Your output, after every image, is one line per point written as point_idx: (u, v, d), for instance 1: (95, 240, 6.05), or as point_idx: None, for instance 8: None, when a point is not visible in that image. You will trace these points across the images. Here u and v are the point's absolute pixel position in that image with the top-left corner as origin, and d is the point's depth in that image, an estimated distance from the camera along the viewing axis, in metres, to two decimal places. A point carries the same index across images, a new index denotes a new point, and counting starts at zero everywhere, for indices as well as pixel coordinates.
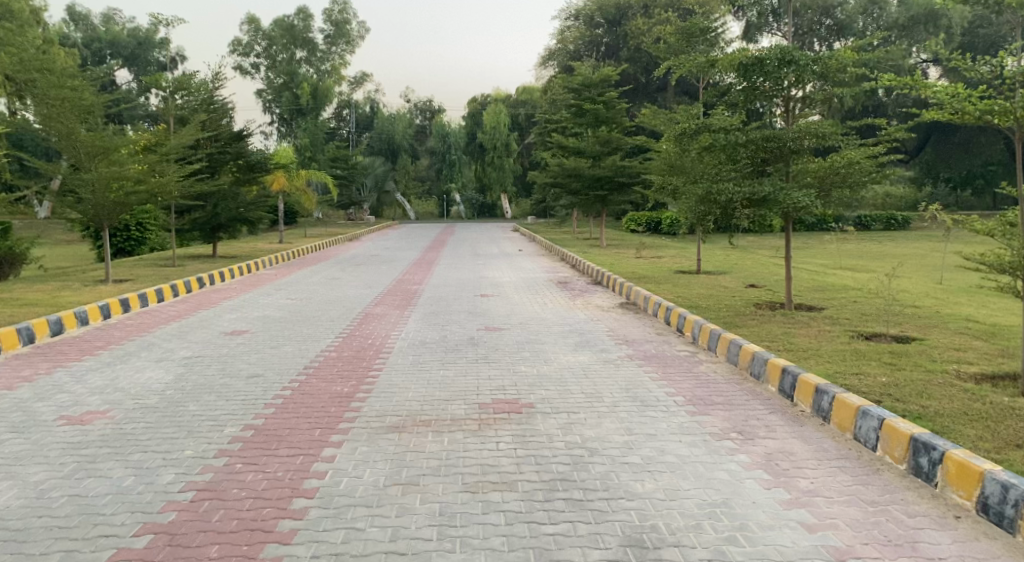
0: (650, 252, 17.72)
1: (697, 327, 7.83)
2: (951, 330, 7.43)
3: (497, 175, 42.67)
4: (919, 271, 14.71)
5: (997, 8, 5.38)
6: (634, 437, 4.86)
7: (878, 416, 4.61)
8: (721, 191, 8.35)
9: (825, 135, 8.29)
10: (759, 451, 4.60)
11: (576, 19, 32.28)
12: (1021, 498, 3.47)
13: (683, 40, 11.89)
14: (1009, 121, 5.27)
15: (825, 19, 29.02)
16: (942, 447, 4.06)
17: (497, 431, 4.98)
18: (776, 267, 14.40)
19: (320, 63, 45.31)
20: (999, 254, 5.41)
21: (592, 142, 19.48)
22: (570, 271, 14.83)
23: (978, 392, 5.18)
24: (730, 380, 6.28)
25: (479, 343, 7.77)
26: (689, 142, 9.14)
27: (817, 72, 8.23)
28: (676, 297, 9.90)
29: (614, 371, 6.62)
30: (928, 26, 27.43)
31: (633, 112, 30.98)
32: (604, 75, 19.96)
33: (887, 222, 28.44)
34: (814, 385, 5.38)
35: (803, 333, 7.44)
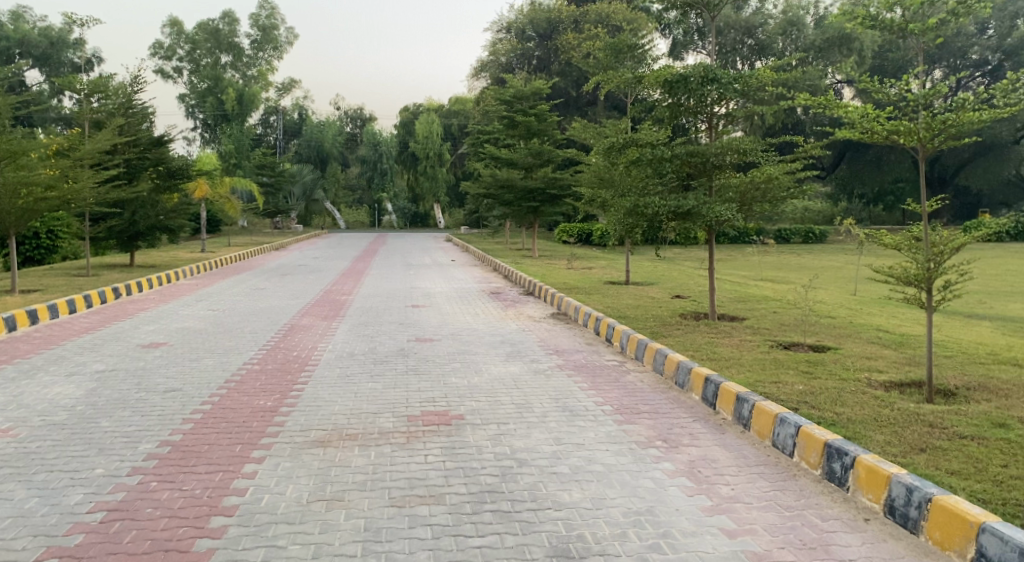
0: (581, 264, 17.94)
1: (625, 337, 7.96)
2: (864, 340, 7.77)
3: (430, 184, 42.48)
4: (835, 283, 15.33)
5: (903, 34, 5.65)
6: (562, 447, 4.90)
7: (794, 423, 4.77)
8: (648, 204, 8.53)
9: (747, 151, 8.51)
10: (683, 459, 4.69)
11: (508, 31, 32.48)
12: (924, 500, 3.64)
13: (612, 56, 12.11)
14: (914, 141, 5.54)
15: (748, 38, 29.98)
16: (853, 452, 4.22)
17: (425, 443, 4.94)
18: (702, 278, 14.79)
19: (246, 69, 44.38)
20: (906, 267, 5.67)
21: (524, 154, 19.60)
22: (502, 281, 14.87)
23: (888, 399, 5.42)
24: (656, 389, 6.40)
25: (408, 355, 7.69)
26: (617, 155, 9.30)
27: (739, 90, 8.44)
28: (605, 308, 10.07)
29: (544, 382, 6.65)
30: (843, 49, 28.75)
31: (564, 125, 31.35)
32: (536, 88, 20.08)
33: (805, 235, 29.54)
34: (735, 393, 5.52)
35: (726, 343, 7.65)
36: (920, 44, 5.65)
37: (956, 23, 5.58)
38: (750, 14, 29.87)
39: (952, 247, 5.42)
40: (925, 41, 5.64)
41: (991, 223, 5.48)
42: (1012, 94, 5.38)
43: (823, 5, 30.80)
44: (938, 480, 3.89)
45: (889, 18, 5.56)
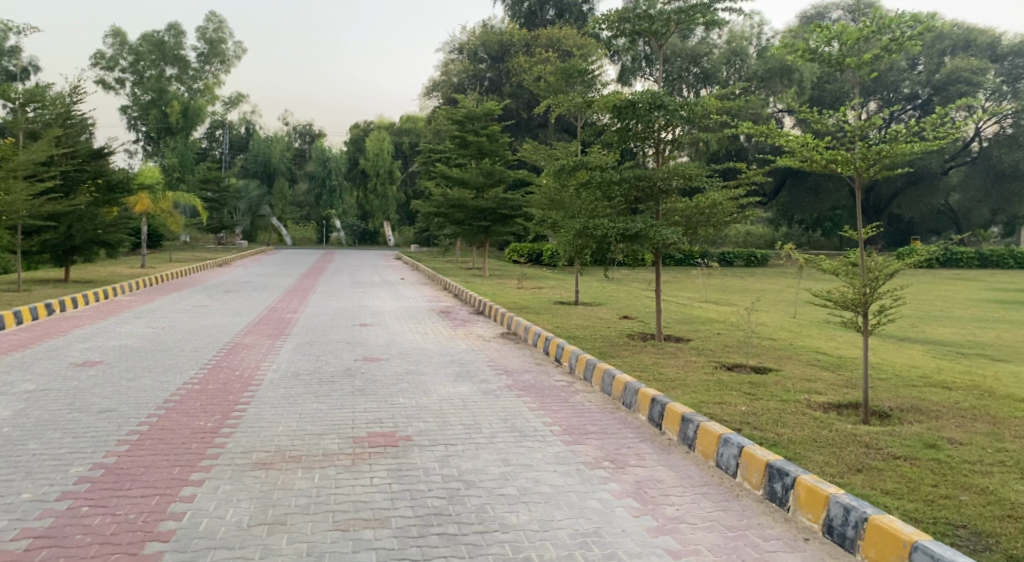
0: (531, 284, 18.04)
1: (574, 357, 8.01)
2: (803, 362, 7.97)
3: (380, 202, 42.26)
4: (776, 306, 15.74)
5: (840, 68, 5.87)
6: (510, 468, 4.89)
7: (737, 444, 4.86)
8: (597, 226, 8.66)
9: (692, 176, 8.69)
10: (630, 480, 4.73)
11: (460, 52, 32.69)
12: (861, 519, 3.74)
13: (562, 80, 12.28)
14: (851, 171, 5.76)
15: (693, 66, 30.78)
16: (794, 473, 4.31)
17: (370, 466, 4.87)
18: (648, 300, 15.01)
19: (192, 82, 43.60)
20: (843, 292, 5.87)
21: (475, 173, 19.65)
22: (452, 300, 14.83)
23: (826, 420, 5.56)
24: (603, 410, 6.46)
25: (355, 375, 7.58)
26: (567, 177, 9.42)
27: (685, 117, 8.64)
28: (555, 327, 10.13)
29: (492, 402, 6.63)
30: (783, 79, 29.77)
31: (515, 146, 31.63)
32: (488, 108, 20.22)
33: (747, 259, 30.24)
34: (681, 414, 5.60)
35: (671, 363, 7.76)
36: (856, 77, 5.87)
37: (889, 58, 5.82)
38: (696, 43, 30.72)
39: (886, 273, 5.63)
40: (860, 75, 5.87)
41: (922, 249, 5.71)
42: (941, 127, 5.62)
43: (764, 37, 31.81)
44: (874, 499, 4.00)
45: (827, 52, 5.78)
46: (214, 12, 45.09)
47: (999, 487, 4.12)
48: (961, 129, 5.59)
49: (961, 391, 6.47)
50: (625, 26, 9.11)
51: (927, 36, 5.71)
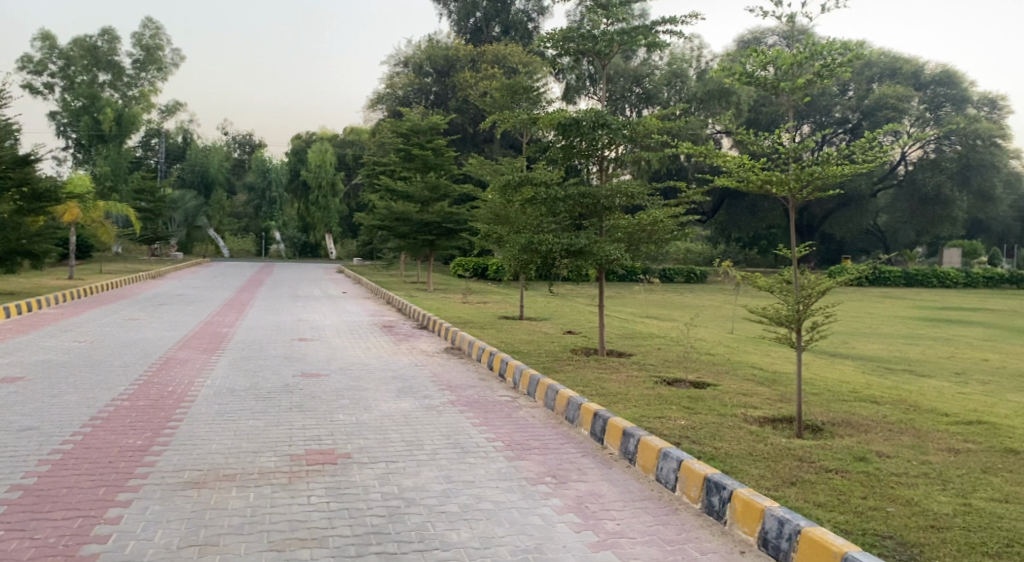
0: (476, 298, 18.02)
1: (518, 372, 8.00)
2: (740, 377, 8.13)
3: (322, 215, 41.65)
4: (715, 322, 16.06)
5: (775, 91, 6.05)
6: (451, 485, 4.85)
7: (676, 457, 4.93)
8: (542, 242, 8.72)
9: (634, 194, 8.82)
10: (571, 495, 4.74)
11: (406, 66, 32.60)
12: (794, 532, 3.83)
13: (508, 96, 12.32)
14: (786, 192, 5.94)
15: (636, 87, 30.95)
16: (730, 486, 4.39)
17: (308, 484, 4.77)
18: (592, 315, 15.13)
19: (127, 88, 42.38)
20: (778, 308, 6.03)
21: (420, 187, 19.54)
22: (395, 315, 14.68)
23: (762, 434, 5.69)
24: (546, 424, 6.48)
25: (293, 391, 7.41)
26: (512, 193, 9.48)
27: (627, 135, 8.78)
28: (498, 342, 10.13)
29: (434, 418, 6.58)
30: (722, 101, 30.53)
31: (460, 161, 31.62)
32: (433, 122, 20.19)
33: (687, 275, 30.82)
34: (622, 428, 5.65)
35: (613, 378, 7.83)
36: (790, 101, 6.06)
37: (821, 84, 6.03)
38: (638, 64, 31.27)
39: (818, 291, 5.80)
40: (794, 99, 6.06)
41: (853, 268, 5.90)
42: (869, 151, 5.83)
43: (704, 60, 32.59)
44: (806, 512, 4.11)
45: (763, 76, 5.97)
46: (150, 18, 43.99)
47: (923, 498, 4.28)
48: (888, 153, 5.81)
49: (888, 406, 6.70)
50: (569, 45, 9.24)
51: (856, 64, 5.93)
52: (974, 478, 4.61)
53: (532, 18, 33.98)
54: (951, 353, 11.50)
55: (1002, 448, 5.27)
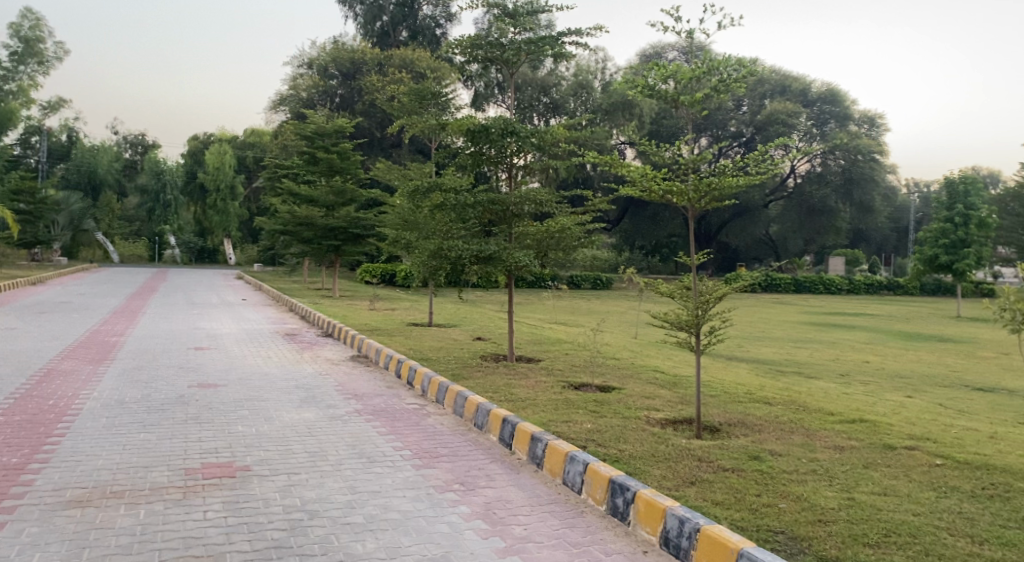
0: (383, 304, 17.85)
1: (426, 380, 7.94)
2: (644, 380, 8.34)
3: (220, 219, 40.29)
4: (620, 326, 16.46)
5: (675, 104, 6.25)
6: (356, 496, 4.77)
7: (582, 460, 5.00)
8: (452, 247, 8.69)
9: (543, 202, 8.93)
10: (479, 502, 4.74)
11: (310, 68, 31.97)
12: (694, 530, 3.95)
13: (416, 101, 12.21)
14: (685, 202, 6.15)
15: (543, 96, 31.73)
16: (634, 487, 4.49)
17: (204, 499, 4.58)
18: (500, 321, 15.24)
19: (2, 82, 39.82)
20: (678, 314, 6.22)
21: (325, 191, 19.18)
22: (299, 322, 14.30)
23: (663, 435, 5.86)
24: (454, 431, 6.45)
25: (189, 403, 7.10)
26: (421, 198, 9.41)
27: (535, 143, 8.89)
28: (406, 350, 10.03)
29: (339, 428, 6.43)
30: (625, 113, 31.46)
31: (367, 165, 31.19)
32: (339, 125, 19.82)
33: (593, 281, 31.50)
34: (530, 433, 5.70)
35: (523, 384, 7.88)
36: (689, 115, 6.28)
37: (718, 98, 6.28)
38: (545, 74, 31.70)
39: (715, 297, 6.03)
40: (693, 112, 6.28)
41: (747, 275, 6.18)
42: (762, 164, 6.10)
43: (607, 72, 33.48)
44: (705, 510, 4.24)
45: (664, 89, 6.16)
46: (29, 8, 41.24)
47: (811, 494, 4.49)
48: (779, 166, 6.10)
49: (779, 406, 7.03)
50: (477, 53, 9.27)
51: (750, 80, 6.20)
52: (857, 473, 4.89)
53: (439, 24, 33.96)
54: (836, 356, 12.20)
55: (881, 443, 5.62)
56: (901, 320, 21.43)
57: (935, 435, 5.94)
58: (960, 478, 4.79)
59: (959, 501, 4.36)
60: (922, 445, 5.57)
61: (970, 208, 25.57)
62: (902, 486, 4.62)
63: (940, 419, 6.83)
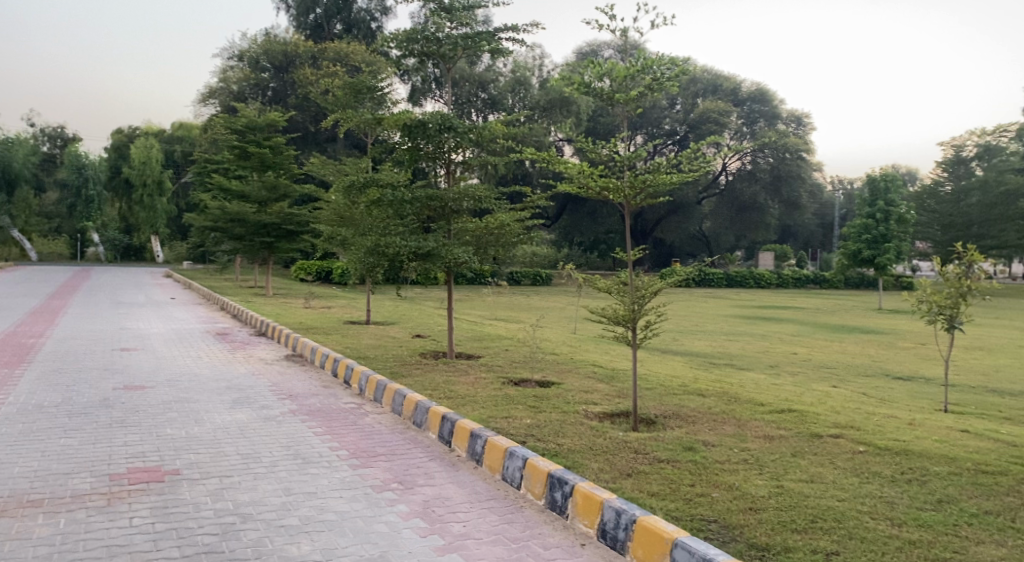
0: (319, 302, 17.56)
1: (363, 379, 7.84)
2: (582, 374, 8.42)
3: (147, 215, 38.90)
4: (558, 322, 16.58)
5: (610, 102, 6.31)
6: (292, 497, 4.68)
7: (522, 455, 5.02)
8: (389, 244, 8.59)
9: (482, 198, 8.91)
10: (417, 500, 4.70)
11: (240, 60, 31.21)
12: (630, 521, 4.01)
13: (351, 95, 12.01)
14: (621, 198, 6.22)
15: (480, 92, 31.66)
16: (572, 480, 4.53)
17: (130, 505, 4.42)
18: (439, 318, 15.16)
19: None
20: (616, 309, 6.29)
21: (257, 187, 18.70)
22: (231, 321, 13.95)
23: (601, 429, 5.92)
24: (393, 430, 6.39)
25: (114, 406, 6.83)
26: (357, 194, 9.25)
27: (472, 139, 8.86)
28: (343, 348, 9.89)
29: (273, 429, 6.29)
30: (563, 110, 31.68)
31: (301, 160, 30.56)
32: (271, 119, 19.36)
33: (533, 278, 31.63)
34: (470, 429, 5.68)
35: (462, 380, 7.86)
36: (625, 112, 6.34)
37: (651, 96, 6.35)
38: (483, 70, 31.60)
39: (651, 292, 6.12)
40: (628, 110, 6.34)
41: (681, 270, 6.29)
42: (694, 161, 6.20)
43: (545, 69, 33.70)
44: (641, 502, 4.30)
45: (599, 87, 6.21)
46: None
47: (742, 483, 4.61)
48: (710, 164, 6.21)
49: (713, 398, 7.20)
50: (413, 46, 9.18)
51: (683, 78, 6.30)
52: (786, 461, 5.04)
53: (374, 17, 33.54)
54: (765, 348, 12.56)
55: (808, 432, 5.80)
56: (827, 313, 22.14)
57: (858, 423, 6.16)
58: (881, 463, 4.98)
59: (880, 486, 4.54)
60: (846, 433, 5.77)
61: (890, 204, 26.56)
62: (828, 473, 4.78)
63: (863, 408, 7.10)
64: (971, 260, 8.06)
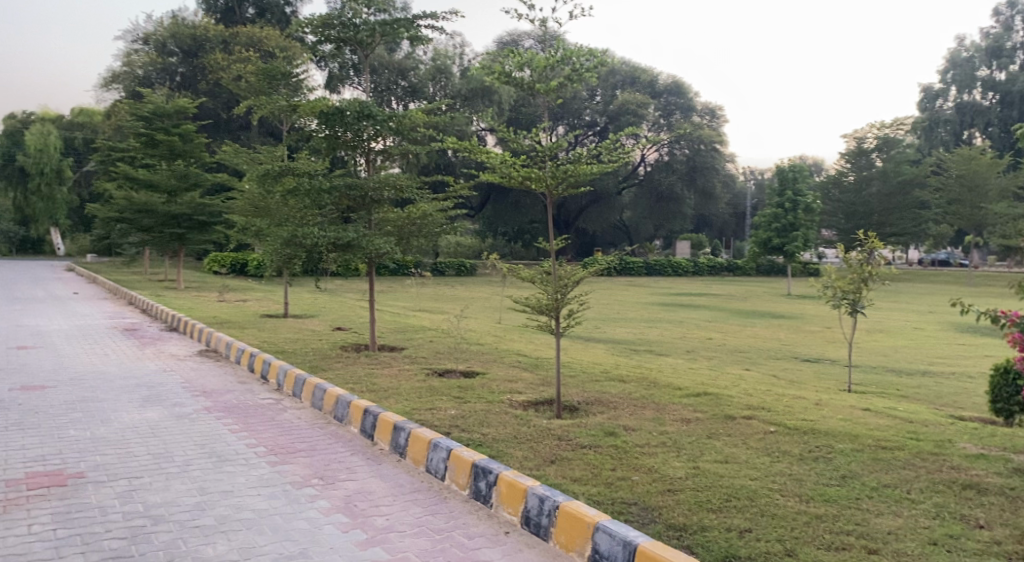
0: (234, 296, 17.03)
1: (281, 373, 7.64)
2: (506, 364, 8.46)
3: (45, 206, 36.80)
4: (482, 312, 16.59)
5: (531, 92, 6.31)
6: (206, 497, 4.52)
7: (445, 447, 4.99)
8: (307, 235, 8.36)
9: (403, 188, 8.80)
10: (339, 495, 4.62)
11: (146, 43, 29.92)
12: (553, 508, 4.04)
13: (265, 82, 11.64)
14: (543, 188, 6.23)
15: (400, 80, 31.11)
16: (496, 470, 4.54)
17: (30, 512, 4.19)
18: (361, 310, 14.94)
19: None
20: (539, 298, 6.32)
21: (166, 175, 17.90)
22: (140, 316, 13.37)
23: (525, 417, 5.96)
24: (313, 425, 6.26)
25: (10, 408, 6.45)
26: (272, 183, 8.97)
27: (393, 128, 8.74)
28: (260, 342, 9.61)
29: (186, 428, 6.06)
30: (484, 100, 31.65)
31: (212, 148, 29.50)
32: (180, 106, 18.60)
33: (457, 268, 31.49)
34: (392, 422, 5.62)
35: (385, 373, 7.78)
36: (545, 103, 6.36)
37: (572, 87, 6.38)
38: (402, 58, 31.14)
39: (573, 280, 6.19)
40: (549, 100, 6.36)
41: (603, 259, 6.37)
42: (615, 152, 6.26)
43: (466, 57, 33.66)
44: (564, 488, 4.35)
45: (520, 77, 6.22)
46: None
47: (661, 465, 4.72)
48: (631, 154, 6.28)
49: (634, 383, 7.35)
50: (329, 33, 8.96)
51: (602, 70, 6.35)
52: (702, 443, 5.19)
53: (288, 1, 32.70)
54: (682, 334, 12.92)
55: (723, 414, 5.99)
56: (740, 299, 22.89)
57: (770, 404, 6.40)
58: (791, 443, 5.18)
59: (789, 464, 4.72)
60: (758, 414, 5.98)
61: (798, 194, 27.69)
62: (741, 453, 4.94)
63: (775, 389, 7.39)
64: (872, 247, 8.48)
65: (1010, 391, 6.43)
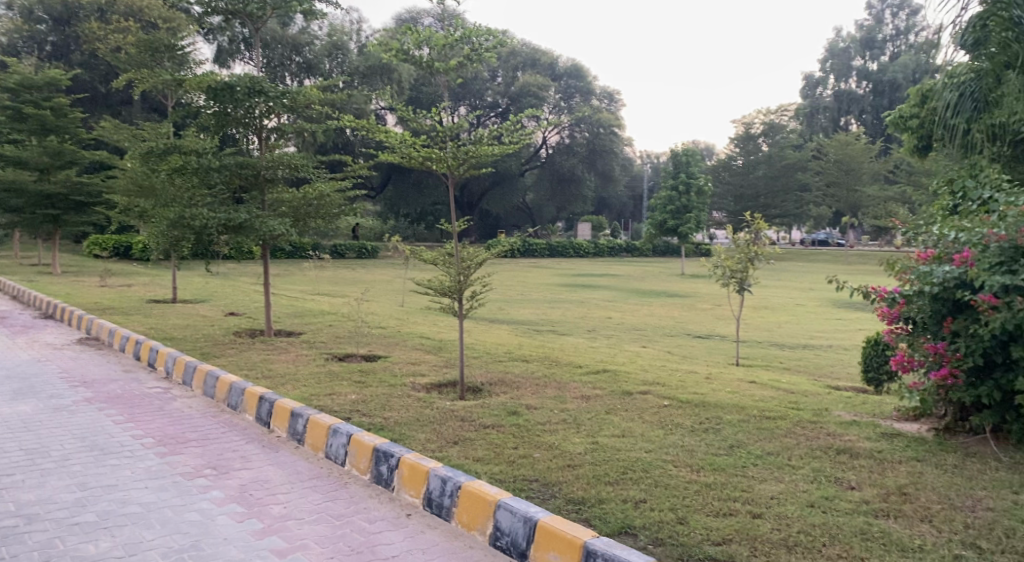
0: (118, 281, 16.13)
1: (170, 360, 7.31)
2: (409, 347, 8.40)
3: None
4: (384, 295, 16.38)
5: (430, 71, 6.21)
6: (87, 492, 4.28)
7: (345, 432, 4.91)
8: (194, 216, 7.96)
9: (298, 167, 8.54)
10: (234, 485, 4.47)
11: (10, 9, 27.72)
12: (455, 488, 4.05)
13: (147, 54, 11.00)
14: (444, 169, 6.19)
15: (295, 55, 30.03)
16: (397, 453, 4.50)
17: None
18: (256, 294, 14.45)
19: None
20: (441, 280, 6.28)
21: (37, 152, 16.63)
22: (10, 303, 12.45)
23: (428, 400, 5.94)
24: (205, 414, 6.02)
25: None
26: (157, 161, 8.50)
27: (286, 105, 8.45)
28: (146, 329, 9.16)
29: (64, 420, 5.71)
30: (383, 78, 31.08)
31: (88, 122, 27.75)
32: (51, 78, 17.31)
33: (359, 251, 31.01)
34: (290, 409, 5.47)
35: (281, 358, 7.56)
36: (445, 82, 6.28)
37: (471, 67, 6.34)
38: (297, 32, 30.03)
39: (476, 262, 6.19)
40: (448, 80, 6.27)
41: (505, 240, 6.39)
42: (515, 134, 6.27)
43: (363, 34, 33.02)
44: (466, 468, 4.37)
45: (418, 55, 6.11)
46: None
47: (561, 442, 4.81)
48: (530, 136, 6.31)
49: (536, 362, 7.45)
50: (216, 4, 8.54)
51: (501, 50, 6.34)
52: (600, 419, 5.31)
53: None
54: (583, 314, 13.20)
55: (621, 390, 6.15)
56: (636, 279, 23.49)
57: (664, 379, 6.62)
58: (684, 416, 5.38)
59: (682, 436, 4.91)
60: (653, 389, 6.18)
61: (691, 176, 28.68)
62: (637, 428, 5.09)
63: (670, 365, 7.67)
64: (758, 228, 8.89)
65: (879, 361, 6.83)
